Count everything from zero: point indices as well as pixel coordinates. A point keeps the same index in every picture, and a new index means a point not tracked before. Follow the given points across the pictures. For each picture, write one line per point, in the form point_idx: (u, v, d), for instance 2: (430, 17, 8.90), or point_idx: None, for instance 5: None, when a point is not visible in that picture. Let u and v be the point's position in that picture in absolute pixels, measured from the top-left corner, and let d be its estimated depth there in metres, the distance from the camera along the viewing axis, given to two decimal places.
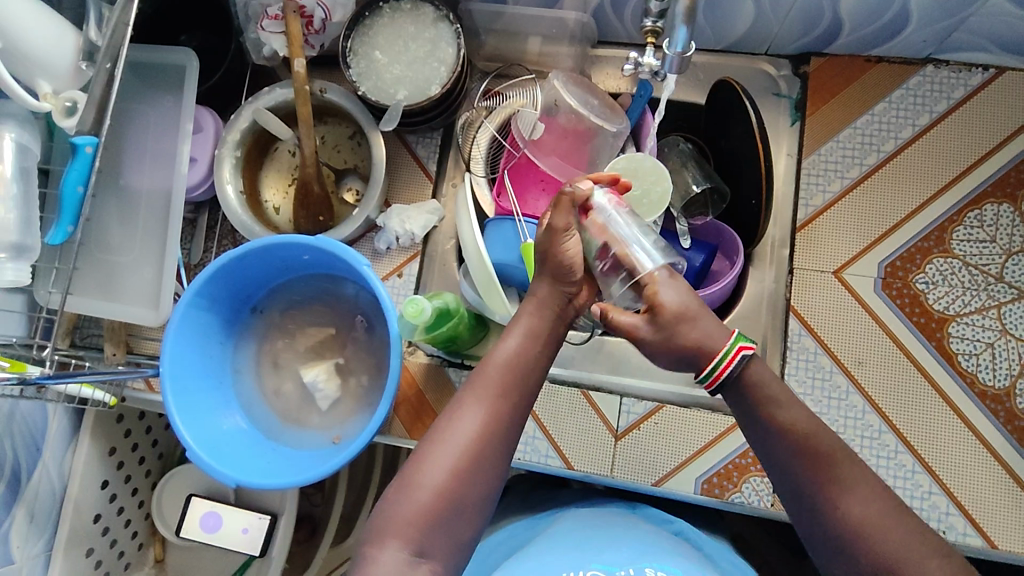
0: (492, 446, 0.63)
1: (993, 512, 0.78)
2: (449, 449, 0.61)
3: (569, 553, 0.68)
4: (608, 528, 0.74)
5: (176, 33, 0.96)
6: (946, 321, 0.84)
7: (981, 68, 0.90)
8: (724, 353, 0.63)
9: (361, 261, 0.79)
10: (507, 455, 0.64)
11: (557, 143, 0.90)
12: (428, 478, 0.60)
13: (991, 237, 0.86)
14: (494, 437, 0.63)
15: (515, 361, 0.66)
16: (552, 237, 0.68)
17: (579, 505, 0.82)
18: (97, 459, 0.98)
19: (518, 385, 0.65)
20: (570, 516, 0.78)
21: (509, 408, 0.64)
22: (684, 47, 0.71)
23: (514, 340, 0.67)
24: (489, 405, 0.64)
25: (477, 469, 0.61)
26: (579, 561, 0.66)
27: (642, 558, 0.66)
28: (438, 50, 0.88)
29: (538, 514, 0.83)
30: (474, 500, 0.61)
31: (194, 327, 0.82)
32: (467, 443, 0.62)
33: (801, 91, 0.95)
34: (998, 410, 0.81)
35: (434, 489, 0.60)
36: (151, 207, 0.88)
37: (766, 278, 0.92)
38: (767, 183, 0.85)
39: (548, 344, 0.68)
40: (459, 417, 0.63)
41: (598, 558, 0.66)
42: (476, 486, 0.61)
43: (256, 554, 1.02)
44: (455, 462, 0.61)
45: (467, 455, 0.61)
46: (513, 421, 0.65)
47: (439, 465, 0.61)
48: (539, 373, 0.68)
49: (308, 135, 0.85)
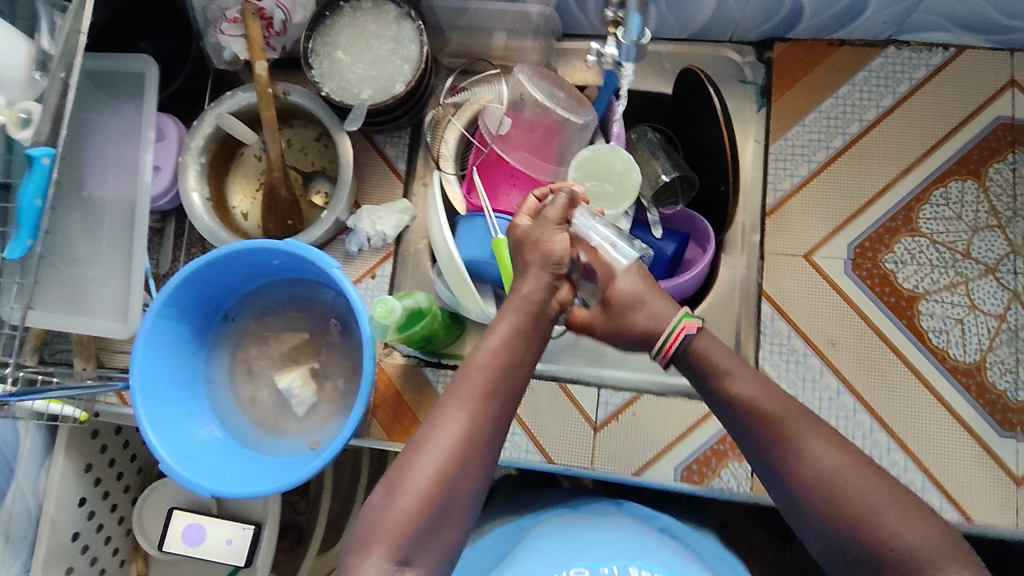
0: (478, 448, 0.61)
1: (970, 486, 0.80)
2: (433, 452, 0.60)
3: (554, 551, 0.68)
4: (593, 526, 0.73)
5: (134, 41, 0.94)
6: (915, 299, 0.85)
7: (941, 47, 0.91)
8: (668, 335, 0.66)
9: (331, 263, 0.78)
10: (492, 458, 0.63)
11: (525, 137, 0.89)
12: (413, 483, 0.59)
13: (956, 214, 0.87)
14: (480, 439, 0.62)
15: (498, 361, 0.65)
16: (541, 228, 0.71)
17: (568, 504, 0.82)
18: (73, 476, 0.96)
19: (501, 386, 0.64)
20: (562, 516, 0.77)
21: (492, 410, 0.63)
22: (640, 34, 0.70)
23: (497, 338, 0.66)
24: (473, 408, 0.62)
25: (463, 472, 0.60)
26: (562, 561, 0.65)
27: (629, 554, 0.66)
28: (401, 47, 0.87)
29: (524, 514, 0.82)
30: (460, 504, 0.60)
31: (162, 338, 0.81)
32: (452, 445, 0.60)
33: (766, 77, 0.94)
34: (969, 384, 0.83)
35: (419, 493, 0.58)
36: (115, 217, 0.86)
37: (738, 265, 0.91)
38: (733, 168, 0.85)
39: (530, 345, 0.67)
40: (443, 419, 0.62)
41: (582, 556, 0.66)
42: (462, 489, 0.60)
43: (241, 564, 1.01)
44: (440, 465, 0.59)
45: (452, 458, 0.60)
46: (498, 423, 0.63)
47: (425, 471, 0.59)
48: (521, 372, 0.66)
49: (274, 139, 0.84)
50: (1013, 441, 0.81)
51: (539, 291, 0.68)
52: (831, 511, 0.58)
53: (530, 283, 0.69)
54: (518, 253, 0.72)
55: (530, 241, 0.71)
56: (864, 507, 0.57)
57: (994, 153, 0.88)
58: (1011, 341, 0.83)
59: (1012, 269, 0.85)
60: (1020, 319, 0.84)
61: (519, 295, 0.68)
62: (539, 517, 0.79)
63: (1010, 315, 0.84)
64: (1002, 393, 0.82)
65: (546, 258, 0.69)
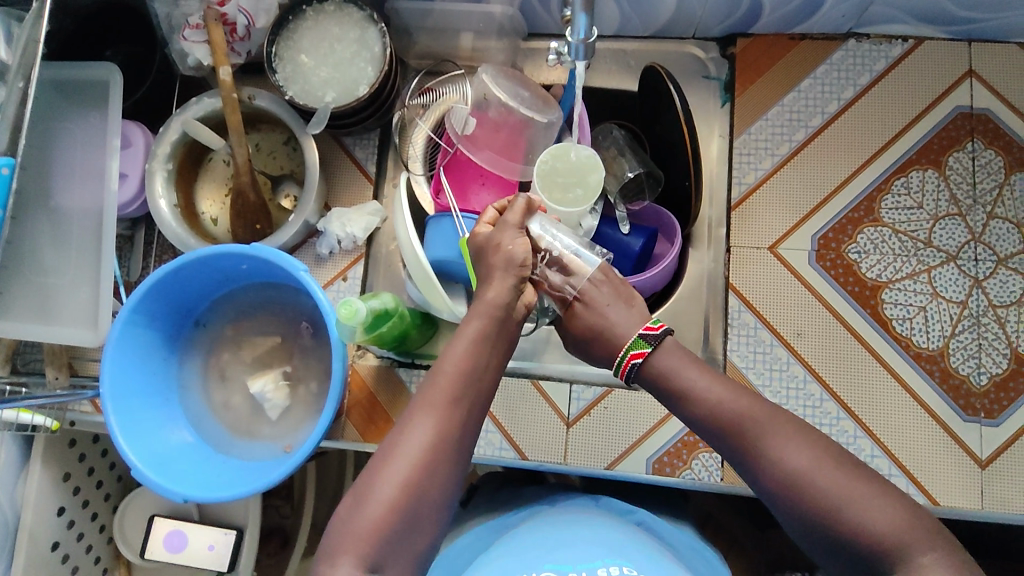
0: (444, 455, 0.62)
1: (936, 472, 0.81)
2: (400, 460, 0.60)
3: (526, 551, 0.66)
4: (570, 523, 0.71)
5: (100, 49, 0.93)
6: (879, 288, 0.87)
7: (900, 39, 0.93)
8: (622, 356, 0.69)
9: (298, 267, 0.79)
10: (460, 464, 0.63)
11: (491, 137, 0.89)
12: (379, 492, 0.59)
13: (917, 203, 0.88)
14: (446, 446, 0.62)
15: (464, 366, 0.65)
16: (501, 231, 0.72)
17: (544, 499, 0.80)
18: (51, 486, 0.95)
19: (468, 391, 0.65)
20: (542, 513, 0.75)
21: (458, 415, 0.64)
22: (586, 33, 0.70)
23: (462, 345, 0.67)
24: (439, 413, 0.63)
25: (430, 479, 0.60)
26: (532, 561, 0.64)
27: (606, 552, 0.65)
28: (366, 50, 0.88)
29: (505, 513, 0.80)
30: (430, 510, 0.60)
31: (132, 344, 0.81)
32: (419, 453, 0.61)
33: (729, 73, 0.96)
34: (933, 371, 0.84)
35: (386, 502, 0.59)
36: (83, 226, 0.86)
37: (704, 259, 0.94)
38: (694, 164, 0.87)
39: (495, 350, 0.68)
40: (409, 427, 0.62)
41: (551, 557, 0.64)
42: (430, 496, 0.60)
43: (223, 570, 1.01)
44: (406, 473, 0.60)
45: (418, 465, 0.60)
46: (464, 428, 0.64)
47: (393, 477, 0.60)
48: (487, 377, 0.67)
49: (240, 144, 0.84)
50: (977, 426, 0.82)
51: (503, 295, 0.69)
52: (798, 507, 0.59)
53: (493, 290, 0.69)
54: (477, 259, 0.73)
55: (491, 244, 0.71)
56: (829, 501, 0.58)
57: (954, 142, 0.89)
58: (973, 327, 0.84)
59: (974, 256, 0.86)
60: (982, 306, 0.85)
61: (485, 300, 0.69)
62: (523, 513, 0.77)
63: (972, 302, 0.85)
64: (965, 378, 0.83)
65: (510, 260, 0.70)
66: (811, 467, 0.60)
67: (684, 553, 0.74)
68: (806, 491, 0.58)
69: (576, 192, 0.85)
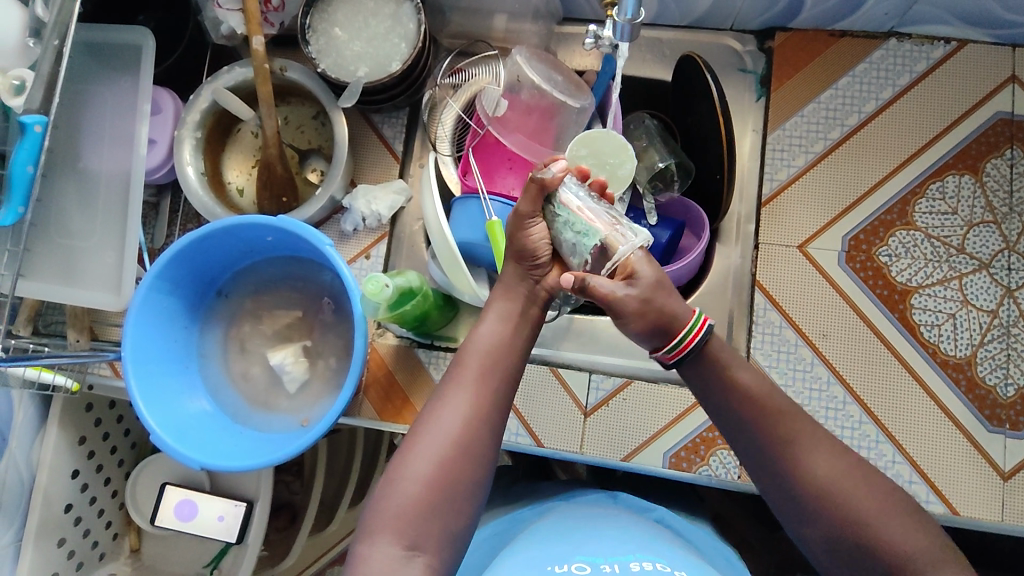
0: (477, 437, 0.60)
1: (958, 483, 0.80)
2: (431, 441, 0.59)
3: (554, 544, 0.65)
4: (592, 520, 0.70)
5: (133, 13, 0.92)
6: (909, 293, 0.85)
7: (943, 41, 0.91)
8: (687, 330, 0.62)
9: (323, 240, 0.78)
10: (494, 443, 0.62)
11: (522, 119, 0.88)
12: (412, 472, 0.58)
13: (952, 209, 0.87)
14: (480, 426, 0.61)
15: (493, 343, 0.64)
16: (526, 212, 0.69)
17: (561, 494, 0.79)
18: (66, 448, 0.95)
19: (497, 369, 0.64)
20: (562, 509, 0.74)
21: (489, 393, 0.62)
22: (633, 14, 0.68)
23: (489, 325, 0.66)
24: (469, 393, 0.62)
25: (465, 459, 0.59)
26: (561, 555, 0.62)
27: (632, 548, 0.63)
28: (399, 25, 0.87)
29: (522, 508, 0.79)
30: (462, 489, 0.59)
31: (156, 311, 0.81)
32: (453, 430, 0.60)
33: (766, 67, 0.95)
34: (959, 379, 0.82)
35: (417, 483, 0.58)
36: (110, 189, 0.86)
37: (732, 255, 0.93)
38: (728, 157, 0.86)
39: (521, 330, 0.66)
40: (442, 405, 0.61)
41: (580, 551, 0.63)
42: (463, 476, 0.59)
43: (233, 541, 0.99)
44: (438, 454, 0.59)
45: (451, 446, 0.59)
46: (496, 407, 0.62)
47: (425, 457, 0.59)
48: (518, 355, 0.65)
49: (270, 115, 0.83)
50: (1001, 437, 0.81)
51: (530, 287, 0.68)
52: (834, 522, 0.58)
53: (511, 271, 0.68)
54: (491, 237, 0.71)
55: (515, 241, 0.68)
56: (853, 520, 0.57)
57: (993, 148, 0.88)
58: (1003, 337, 0.83)
59: (1006, 265, 0.84)
60: (1013, 316, 0.83)
61: (504, 281, 0.68)
62: (541, 508, 0.76)
63: (1002, 312, 0.83)
64: (992, 388, 0.82)
65: (523, 251, 0.68)
66: (859, 493, 0.58)
67: (704, 551, 0.73)
68: (840, 506, 0.58)
69: (616, 172, 0.83)
